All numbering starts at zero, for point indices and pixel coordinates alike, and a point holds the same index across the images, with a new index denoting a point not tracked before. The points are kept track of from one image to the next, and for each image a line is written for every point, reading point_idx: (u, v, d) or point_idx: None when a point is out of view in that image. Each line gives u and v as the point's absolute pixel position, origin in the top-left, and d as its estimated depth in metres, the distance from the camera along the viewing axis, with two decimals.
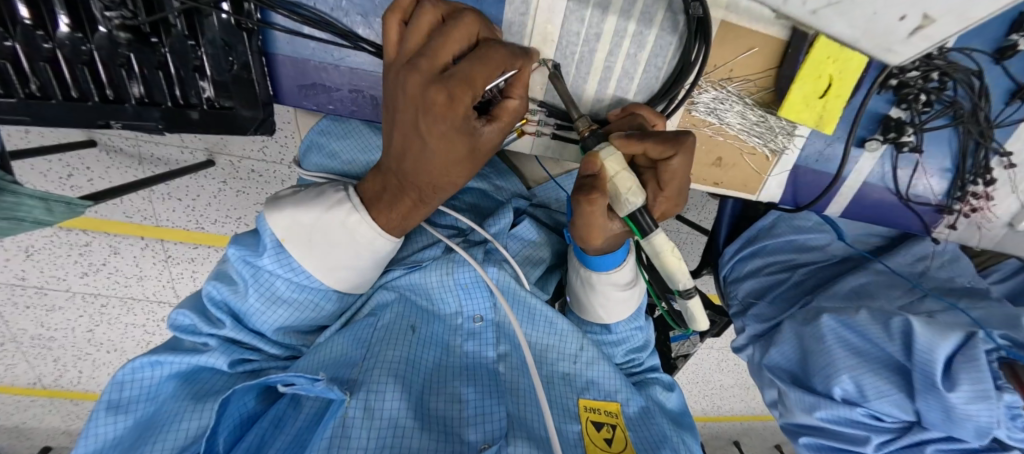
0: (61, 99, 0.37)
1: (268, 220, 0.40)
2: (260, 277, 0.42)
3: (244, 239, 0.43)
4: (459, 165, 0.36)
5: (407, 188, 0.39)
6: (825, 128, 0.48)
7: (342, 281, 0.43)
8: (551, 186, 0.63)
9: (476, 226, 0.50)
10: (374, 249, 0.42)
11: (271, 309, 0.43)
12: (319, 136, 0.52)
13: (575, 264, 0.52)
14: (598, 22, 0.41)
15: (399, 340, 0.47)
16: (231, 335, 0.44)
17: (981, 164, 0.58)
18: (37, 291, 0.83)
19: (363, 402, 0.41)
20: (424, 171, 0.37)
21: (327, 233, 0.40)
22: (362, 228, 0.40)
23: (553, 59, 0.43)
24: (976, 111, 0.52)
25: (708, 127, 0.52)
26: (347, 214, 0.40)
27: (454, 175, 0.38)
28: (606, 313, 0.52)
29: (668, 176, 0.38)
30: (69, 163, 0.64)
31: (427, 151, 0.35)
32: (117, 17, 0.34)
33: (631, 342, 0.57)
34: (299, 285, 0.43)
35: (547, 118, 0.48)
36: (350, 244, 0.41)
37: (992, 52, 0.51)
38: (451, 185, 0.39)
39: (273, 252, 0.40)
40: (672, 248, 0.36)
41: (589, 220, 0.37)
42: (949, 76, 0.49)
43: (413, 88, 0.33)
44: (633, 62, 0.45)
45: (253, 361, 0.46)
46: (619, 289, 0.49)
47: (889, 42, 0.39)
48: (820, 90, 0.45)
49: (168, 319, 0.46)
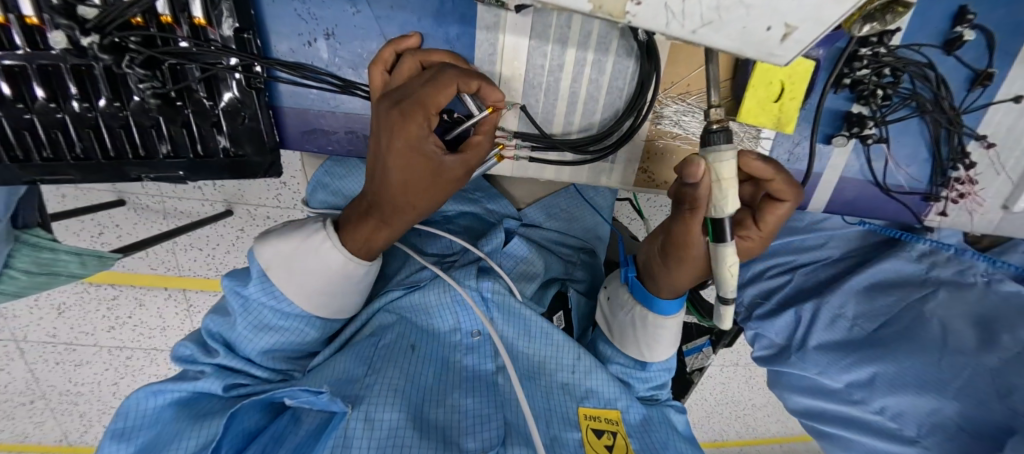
0: (102, 159, 0.44)
1: (259, 251, 0.45)
2: (250, 306, 0.46)
3: (239, 272, 0.49)
4: (422, 189, 0.39)
5: (372, 213, 0.42)
6: (785, 129, 0.50)
7: (321, 307, 0.47)
8: (541, 205, 0.67)
9: (466, 245, 0.55)
10: (347, 272, 0.45)
11: (260, 335, 0.47)
12: (324, 176, 0.57)
13: (624, 300, 0.54)
14: (559, 54, 0.46)
15: (400, 356, 0.50)
16: (224, 362, 0.48)
17: (956, 149, 0.62)
18: (66, 347, 0.89)
19: (363, 414, 0.43)
20: (384, 197, 0.40)
21: (303, 260, 0.44)
22: (333, 253, 0.43)
23: (520, 101, 0.49)
24: (938, 100, 0.56)
25: (675, 138, 0.55)
26: (319, 242, 0.43)
27: (415, 202, 0.40)
28: (647, 350, 0.54)
29: (771, 216, 0.44)
30: (100, 222, 0.74)
31: (388, 179, 0.39)
32: (149, 88, 0.39)
33: (659, 380, 0.58)
34: (282, 312, 0.46)
35: (523, 142, 0.50)
36: (324, 269, 0.44)
37: (942, 44, 0.55)
38: (413, 212, 0.41)
39: (259, 281, 0.45)
40: (733, 262, 0.39)
41: (687, 230, 0.41)
42: (900, 70, 0.52)
43: (383, 118, 0.38)
44: (596, 87, 0.49)
45: (245, 385, 0.48)
46: (668, 330, 0.52)
47: (773, 59, 0.27)
48: (775, 95, 0.48)
49: (172, 352, 0.51)
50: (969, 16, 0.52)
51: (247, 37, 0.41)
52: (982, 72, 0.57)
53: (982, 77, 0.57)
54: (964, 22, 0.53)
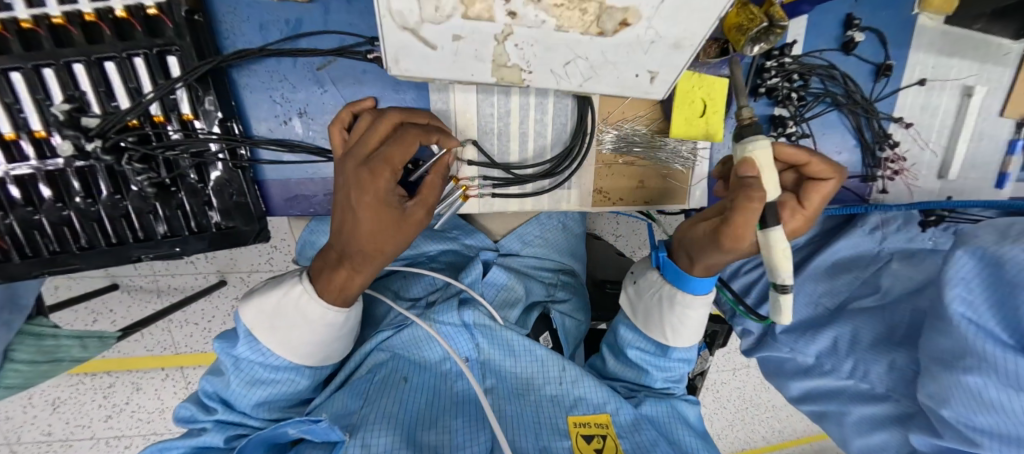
0: (104, 245, 0.48)
1: (241, 312, 0.47)
2: (240, 365, 0.49)
3: (229, 334, 0.52)
4: (388, 233, 0.43)
5: (345, 258, 0.45)
6: (715, 138, 0.57)
7: (311, 355, 0.50)
8: (516, 234, 0.71)
9: (448, 279, 0.59)
10: (327, 321, 0.48)
11: (252, 390, 0.49)
12: (311, 235, 0.62)
13: (653, 281, 0.55)
14: (505, 103, 0.53)
15: (393, 390, 0.53)
16: (222, 419, 0.50)
17: (878, 132, 0.70)
18: (63, 443, 0.89)
19: (361, 441, 0.46)
20: (354, 241, 0.43)
21: (285, 314, 0.47)
22: (311, 304, 0.47)
23: (473, 139, 0.53)
24: (849, 94, 0.64)
25: (624, 159, 0.59)
26: (297, 294, 0.47)
27: (384, 243, 0.43)
28: (672, 333, 0.55)
29: (818, 196, 0.46)
30: (94, 309, 0.78)
31: (357, 223, 0.43)
32: (146, 178, 0.45)
33: (676, 371, 0.59)
34: (272, 366, 0.49)
35: (484, 181, 0.54)
36: (305, 321, 0.47)
37: (840, 48, 0.63)
38: (382, 254, 0.45)
39: (246, 340, 0.48)
40: (784, 245, 0.41)
41: (738, 216, 0.39)
42: (806, 75, 0.60)
43: (348, 170, 0.43)
44: (543, 124, 0.55)
45: (245, 435, 0.51)
46: (697, 311, 0.53)
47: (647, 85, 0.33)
48: (700, 111, 0.55)
49: (175, 413, 0.54)
50: (856, 22, 0.61)
51: (230, 124, 0.47)
52: (882, 65, 0.65)
53: (884, 69, 0.65)
54: (854, 27, 0.61)
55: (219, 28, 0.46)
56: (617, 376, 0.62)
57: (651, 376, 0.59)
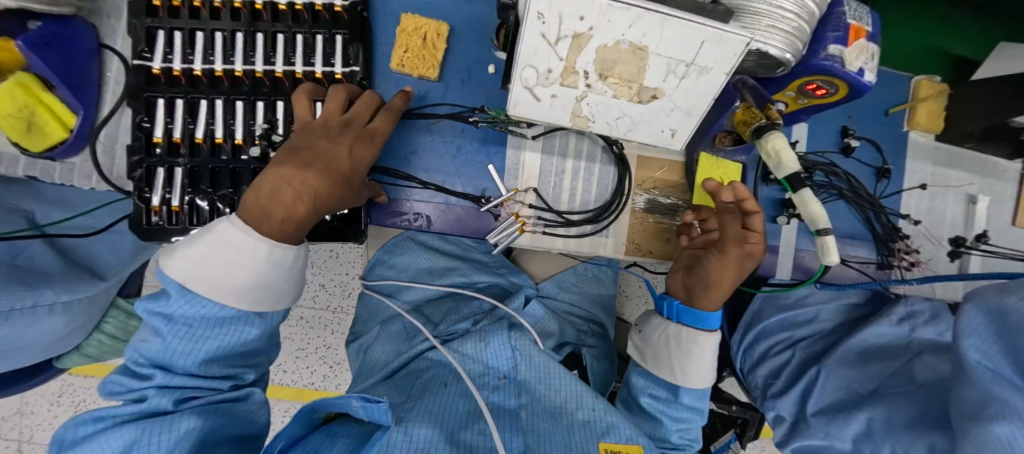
0: None
1: (170, 263, 0.42)
2: (175, 320, 0.44)
3: (157, 294, 0.46)
4: (353, 189, 0.50)
5: (307, 193, 0.45)
6: (732, 209, 0.68)
7: (251, 301, 0.44)
8: (555, 279, 0.81)
9: (499, 303, 0.70)
10: (273, 259, 0.43)
11: (194, 346, 0.45)
12: (383, 255, 0.83)
13: (655, 325, 0.63)
14: (561, 163, 0.68)
15: (436, 391, 0.60)
16: (165, 382, 0.46)
17: (887, 225, 0.78)
18: None
19: (404, 429, 0.52)
20: (332, 182, 0.47)
21: (226, 251, 0.42)
22: (251, 241, 0.42)
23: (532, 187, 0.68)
24: (854, 190, 0.75)
25: (652, 218, 0.71)
26: (238, 232, 0.42)
27: (346, 196, 0.50)
28: (684, 375, 0.59)
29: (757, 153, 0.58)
30: None
31: (341, 167, 0.48)
32: None
33: (688, 420, 0.62)
34: (210, 317, 0.44)
35: (537, 220, 0.67)
36: (245, 261, 0.42)
37: (840, 150, 0.77)
38: (336, 204, 0.49)
39: (179, 293, 0.42)
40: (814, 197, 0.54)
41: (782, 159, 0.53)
42: (810, 168, 0.73)
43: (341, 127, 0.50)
44: (588, 182, 0.69)
45: (197, 398, 0.47)
46: (705, 351, 0.59)
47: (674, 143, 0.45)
48: (718, 185, 0.68)
49: (99, 388, 0.48)
50: (852, 131, 0.75)
51: None
52: (881, 168, 0.77)
53: (884, 171, 0.77)
54: (850, 135, 0.75)
55: (376, 91, 0.65)
56: (634, 421, 0.66)
57: (664, 425, 0.61)
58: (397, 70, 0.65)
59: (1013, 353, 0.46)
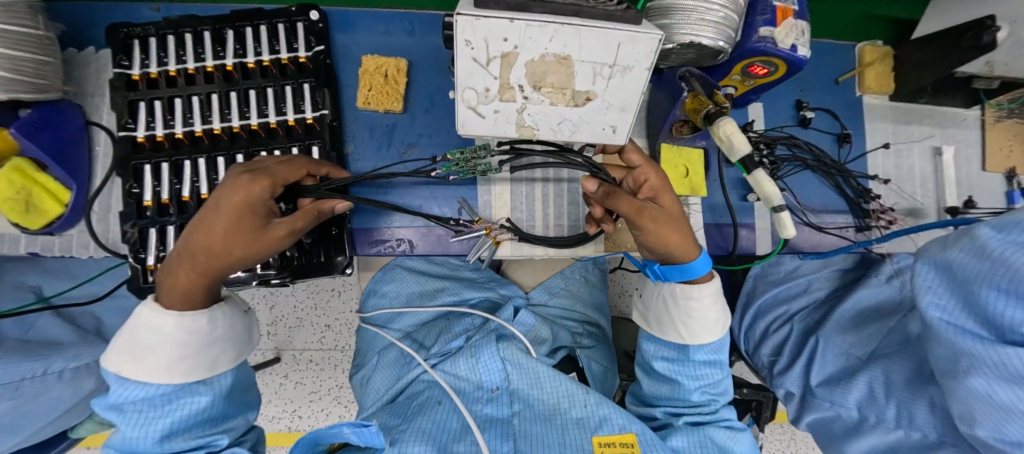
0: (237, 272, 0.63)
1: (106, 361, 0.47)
2: (119, 410, 0.47)
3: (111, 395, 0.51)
4: (235, 237, 0.44)
5: (189, 258, 0.45)
6: (699, 192, 0.71)
7: (185, 376, 0.47)
8: (544, 287, 0.84)
9: (487, 315, 0.72)
10: (188, 326, 0.46)
11: (146, 426, 0.47)
12: (375, 284, 0.86)
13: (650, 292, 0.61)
14: (530, 173, 0.71)
15: (430, 410, 0.61)
16: None
17: (858, 188, 0.80)
18: None
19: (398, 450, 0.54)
20: (206, 239, 0.44)
21: (139, 332, 0.46)
22: (159, 317, 0.46)
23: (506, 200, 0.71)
24: (819, 158, 0.77)
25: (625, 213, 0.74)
26: (147, 315, 0.46)
27: (230, 250, 0.45)
28: (687, 331, 0.57)
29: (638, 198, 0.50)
30: None
31: (212, 221, 0.44)
32: None
33: (709, 378, 0.60)
34: (147, 397, 0.47)
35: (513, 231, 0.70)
36: (158, 336, 0.45)
37: (797, 123, 0.80)
38: (230, 261, 0.45)
39: (117, 383, 0.47)
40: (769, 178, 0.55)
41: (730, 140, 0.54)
42: (771, 143, 0.75)
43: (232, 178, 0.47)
44: (559, 187, 0.72)
45: None
46: (698, 299, 0.56)
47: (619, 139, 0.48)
48: (682, 173, 0.71)
49: None
50: (805, 105, 0.79)
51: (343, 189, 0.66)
52: (841, 134, 0.80)
53: (844, 137, 0.80)
54: (804, 108, 0.79)
55: (346, 130, 0.69)
56: (655, 396, 0.64)
57: (685, 387, 0.60)
58: (364, 108, 0.69)
59: (969, 305, 0.46)
